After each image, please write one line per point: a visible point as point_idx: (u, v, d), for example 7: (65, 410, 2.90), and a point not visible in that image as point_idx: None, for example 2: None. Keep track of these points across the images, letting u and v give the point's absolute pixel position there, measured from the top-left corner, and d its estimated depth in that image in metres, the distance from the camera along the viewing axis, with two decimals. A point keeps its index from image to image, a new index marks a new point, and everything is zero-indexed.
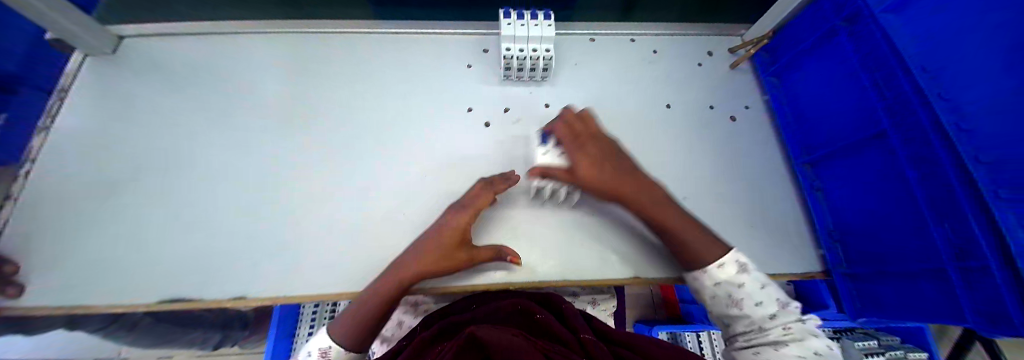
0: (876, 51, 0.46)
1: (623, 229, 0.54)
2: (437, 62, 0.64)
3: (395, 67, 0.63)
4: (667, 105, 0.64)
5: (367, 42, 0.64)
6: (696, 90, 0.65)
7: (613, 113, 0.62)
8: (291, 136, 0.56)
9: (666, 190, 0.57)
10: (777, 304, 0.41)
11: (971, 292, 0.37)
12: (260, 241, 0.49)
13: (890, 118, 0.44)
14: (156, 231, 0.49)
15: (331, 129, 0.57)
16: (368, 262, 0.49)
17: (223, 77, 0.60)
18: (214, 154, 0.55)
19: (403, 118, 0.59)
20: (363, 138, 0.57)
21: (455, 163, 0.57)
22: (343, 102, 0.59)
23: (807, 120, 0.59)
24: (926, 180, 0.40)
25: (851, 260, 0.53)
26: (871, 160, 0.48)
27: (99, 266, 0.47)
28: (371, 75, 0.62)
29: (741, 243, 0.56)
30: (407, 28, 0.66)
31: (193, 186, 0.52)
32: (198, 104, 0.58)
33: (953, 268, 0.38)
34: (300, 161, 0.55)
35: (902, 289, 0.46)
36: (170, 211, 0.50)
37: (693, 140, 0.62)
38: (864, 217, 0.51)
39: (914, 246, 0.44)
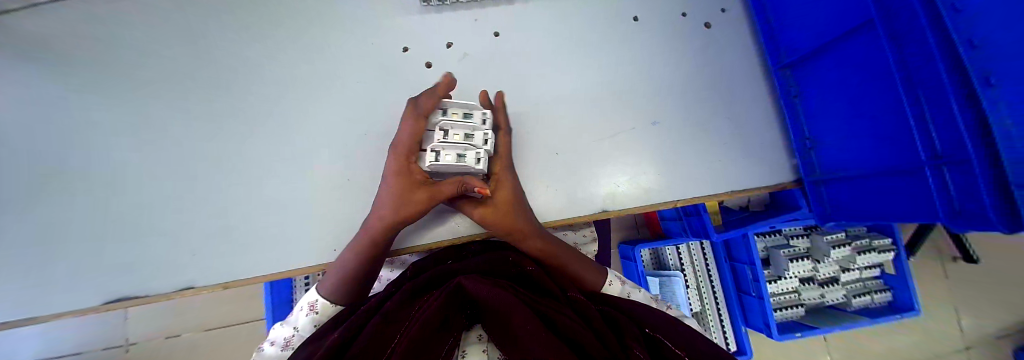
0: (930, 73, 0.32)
1: (588, 188, 0.50)
2: (310, 38, 0.51)
3: (256, 67, 0.50)
4: (652, 122, 0.51)
5: (123, 92, 0.49)
6: (635, 49, 0.53)
7: (700, 136, 0.51)
8: (164, 138, 0.48)
9: (631, 118, 0.51)
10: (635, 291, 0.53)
11: (943, 184, 0.34)
12: (169, 182, 0.47)
13: (919, 117, 0.35)
14: (171, 135, 0.48)
15: (288, 95, 0.49)
16: (305, 192, 0.47)
17: (79, 60, 0.48)
18: (131, 146, 0.48)
19: (272, 150, 0.48)
20: (264, 119, 0.49)
21: (344, 182, 0.48)
22: (201, 132, 0.48)
23: (903, 62, 0.34)
24: (942, 140, 0.33)
25: (824, 165, 0.49)
26: (883, 121, 0.39)
27: (88, 157, 0.47)
28: (241, 95, 0.49)
29: (721, 162, 0.51)
30: (97, 63, 0.49)
31: (179, 164, 0.48)
32: (69, 81, 0.48)
33: (929, 167, 0.35)
34: (215, 132, 0.49)
35: (874, 191, 0.42)
36: (202, 173, 0.48)
37: (644, 81, 0.52)
38: (862, 136, 0.43)
39: (891, 159, 0.40)
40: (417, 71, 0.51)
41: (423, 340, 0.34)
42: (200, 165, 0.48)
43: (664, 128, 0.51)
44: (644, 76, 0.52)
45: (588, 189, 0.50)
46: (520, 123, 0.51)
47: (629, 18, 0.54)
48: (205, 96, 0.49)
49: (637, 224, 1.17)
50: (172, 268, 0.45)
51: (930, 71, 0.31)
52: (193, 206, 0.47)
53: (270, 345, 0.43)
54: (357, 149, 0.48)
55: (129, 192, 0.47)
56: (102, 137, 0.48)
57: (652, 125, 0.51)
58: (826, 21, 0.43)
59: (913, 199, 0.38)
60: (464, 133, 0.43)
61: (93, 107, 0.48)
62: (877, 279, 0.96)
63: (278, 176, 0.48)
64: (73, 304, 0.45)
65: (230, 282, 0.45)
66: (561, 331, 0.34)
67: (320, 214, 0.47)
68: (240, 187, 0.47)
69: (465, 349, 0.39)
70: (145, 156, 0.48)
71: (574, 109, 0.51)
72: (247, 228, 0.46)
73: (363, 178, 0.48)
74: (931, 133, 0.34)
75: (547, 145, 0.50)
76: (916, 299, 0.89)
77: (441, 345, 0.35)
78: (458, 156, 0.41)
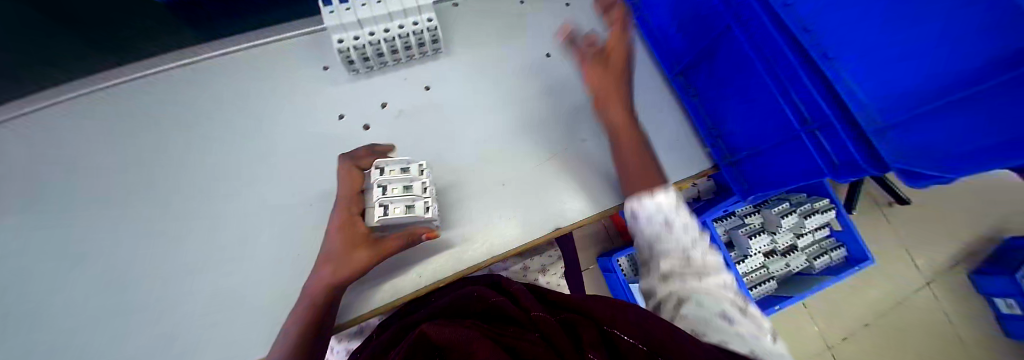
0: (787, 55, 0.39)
1: (537, 211, 0.52)
2: (246, 123, 0.53)
3: (191, 160, 0.50)
4: (581, 139, 0.56)
5: (45, 211, 0.47)
6: (553, 80, 0.59)
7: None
8: (91, 250, 0.46)
9: (562, 139, 0.56)
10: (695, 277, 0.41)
11: (819, 145, 0.40)
12: (97, 297, 0.44)
13: (784, 93, 0.42)
14: (98, 247, 0.46)
15: (227, 180, 0.50)
16: (251, 276, 0.45)
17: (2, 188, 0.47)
18: (53, 267, 0.45)
19: (213, 239, 0.47)
20: (202, 209, 0.48)
21: (293, 256, 0.47)
22: (134, 235, 0.47)
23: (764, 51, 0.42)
24: (806, 108, 0.40)
25: (732, 149, 0.55)
26: (760, 103, 0.47)
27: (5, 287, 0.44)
28: (177, 190, 0.49)
29: None
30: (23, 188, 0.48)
31: (110, 274, 0.45)
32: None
33: (804, 133, 0.41)
34: (150, 232, 0.47)
35: (774, 162, 0.49)
36: (137, 277, 0.45)
37: (567, 106, 0.58)
38: (750, 118, 0.50)
39: (775, 133, 0.46)
40: (355, 134, 0.53)
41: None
42: (137, 269, 0.45)
43: (593, 143, 0.56)
44: (565, 101, 0.58)
45: (541, 211, 0.52)
46: (462, 163, 0.54)
47: (543, 55, 0.61)
48: (139, 198, 0.48)
49: (610, 234, 1.21)
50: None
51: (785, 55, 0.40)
52: (126, 317, 0.44)
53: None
54: (302, 220, 0.48)
55: (49, 318, 0.43)
56: (23, 262, 0.45)
57: (582, 142, 0.56)
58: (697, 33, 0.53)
59: (802, 162, 0.44)
60: (402, 186, 0.42)
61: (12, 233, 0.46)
62: (830, 238, 1.03)
63: (221, 264, 0.46)
64: None
65: None
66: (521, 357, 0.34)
67: (268, 293, 0.45)
68: (181, 284, 0.45)
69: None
70: (69, 275, 0.45)
71: (509, 141, 0.55)
72: (191, 327, 0.43)
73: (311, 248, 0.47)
74: (797, 104, 0.41)
75: (492, 178, 0.53)
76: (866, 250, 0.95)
77: None
78: (405, 207, 0.41)
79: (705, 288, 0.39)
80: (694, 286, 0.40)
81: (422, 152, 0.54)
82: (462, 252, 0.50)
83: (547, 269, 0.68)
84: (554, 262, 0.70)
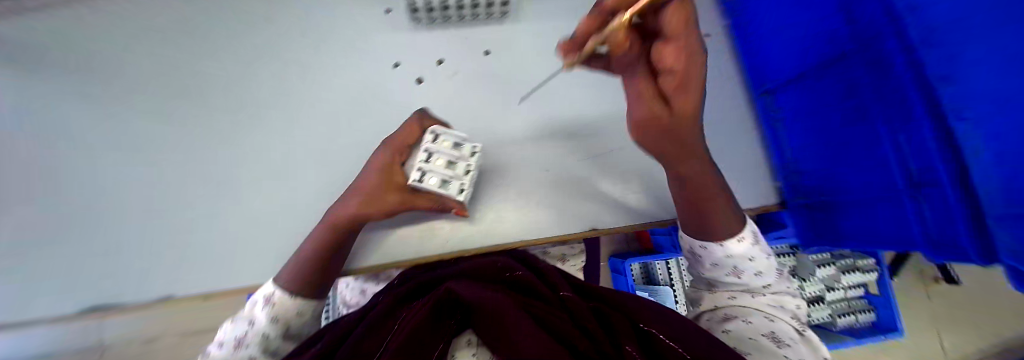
0: (907, 101, 0.35)
1: (579, 205, 0.51)
2: (309, 51, 0.52)
3: (252, 78, 0.50)
4: None
5: (117, 99, 0.49)
6: None
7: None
8: (154, 146, 0.48)
9: (621, 137, 0.53)
10: (766, 316, 0.40)
11: (921, 210, 0.36)
12: (153, 190, 0.46)
13: (894, 142, 0.37)
14: (162, 143, 0.48)
15: (284, 105, 0.50)
16: (294, 203, 0.47)
17: (76, 65, 0.48)
18: (118, 152, 0.47)
19: (264, 160, 0.48)
20: (257, 128, 0.49)
21: (335, 193, 0.48)
22: (193, 140, 0.48)
23: (883, 90, 0.38)
24: (916, 166, 0.35)
25: (805, 188, 0.50)
26: (857, 147, 0.42)
27: (72, 160, 0.46)
28: (237, 105, 0.50)
29: None
30: (90, 68, 0.49)
31: (169, 171, 0.47)
32: (64, 86, 0.48)
33: (907, 193, 0.37)
34: (209, 139, 0.48)
35: (855, 213, 0.44)
36: (193, 180, 0.47)
37: None
38: (837, 160, 0.45)
39: (866, 182, 0.42)
40: (412, 86, 0.52)
41: (419, 343, 0.36)
42: (194, 173, 0.47)
43: None
44: None
45: (585, 207, 0.50)
46: (513, 139, 0.52)
47: None
48: (201, 104, 0.49)
49: (626, 239, 1.18)
50: (152, 277, 0.44)
51: (904, 102, 0.35)
52: (178, 215, 0.46)
53: (220, 345, 0.36)
54: (352, 159, 0.49)
55: (106, 199, 0.45)
56: (92, 142, 0.47)
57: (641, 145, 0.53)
58: (807, 51, 0.47)
59: (891, 222, 0.40)
60: (447, 160, 0.38)
61: (84, 110, 0.48)
62: (861, 299, 0.97)
63: (269, 186, 0.47)
64: (39, 316, 0.42)
65: (211, 292, 0.44)
66: (555, 331, 0.38)
67: (308, 222, 0.46)
68: (227, 195, 0.46)
69: (455, 352, 0.41)
70: (132, 162, 0.47)
71: (565, 126, 0.53)
72: (232, 237, 0.45)
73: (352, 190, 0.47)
74: (906, 161, 0.36)
75: (539, 161, 0.51)
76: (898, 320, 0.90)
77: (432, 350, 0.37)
78: (442, 181, 0.38)
79: (772, 332, 0.38)
80: (760, 329, 0.39)
81: (475, 118, 0.52)
82: (497, 228, 0.50)
83: (568, 258, 0.68)
84: (574, 254, 0.69)
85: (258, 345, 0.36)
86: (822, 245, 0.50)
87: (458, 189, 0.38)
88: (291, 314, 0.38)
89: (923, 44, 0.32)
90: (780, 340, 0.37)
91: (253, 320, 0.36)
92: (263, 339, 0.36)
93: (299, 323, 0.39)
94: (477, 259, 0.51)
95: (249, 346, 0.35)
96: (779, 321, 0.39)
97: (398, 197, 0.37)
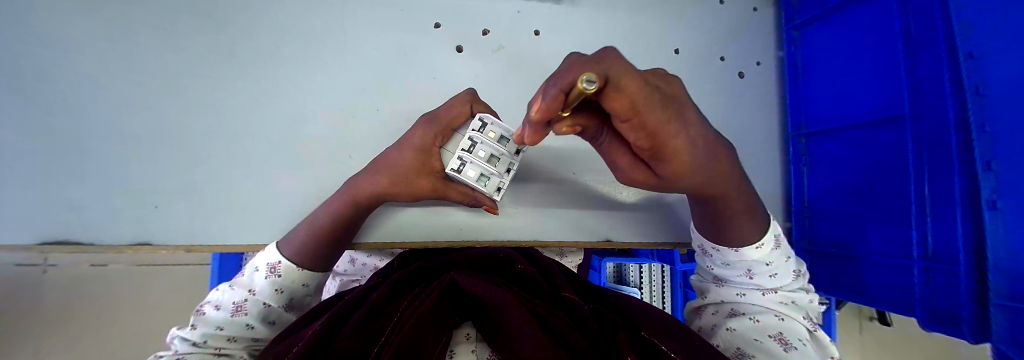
0: (946, 179, 0.36)
1: None
2: None
3: (266, 2, 0.43)
4: None
5: None
6: None
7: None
8: (128, 58, 0.39)
9: None
10: (774, 316, 0.38)
11: (927, 283, 0.38)
12: (128, 113, 0.39)
13: (920, 214, 0.39)
14: (142, 58, 0.39)
15: (302, 43, 0.43)
16: (304, 158, 0.42)
17: None
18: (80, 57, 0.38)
19: (272, 103, 0.42)
20: (266, 64, 0.42)
21: (351, 154, 0.43)
22: (183, 62, 0.40)
23: (923, 162, 0.38)
24: (936, 241, 0.37)
25: (815, 236, 0.52)
26: (883, 209, 0.43)
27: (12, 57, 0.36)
28: (243, 30, 0.42)
29: None
30: None
31: (148, 95, 0.39)
32: None
33: (917, 266, 0.39)
34: (204, 65, 0.41)
35: (857, 270, 0.46)
36: (182, 111, 0.40)
37: None
38: (853, 217, 0.47)
39: (881, 244, 0.43)
40: (450, 51, 0.47)
41: (418, 335, 0.31)
42: (182, 102, 0.40)
43: None
44: None
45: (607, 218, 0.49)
46: None
47: (670, 50, 0.54)
48: (196, 21, 0.41)
49: None
50: (124, 219, 0.37)
51: (944, 178, 0.36)
52: (159, 148, 0.39)
53: (215, 309, 0.32)
54: (373, 121, 0.44)
55: (63, 114, 0.37)
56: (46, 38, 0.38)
57: None
58: (860, 105, 0.46)
59: (892, 287, 0.42)
60: (490, 153, 0.35)
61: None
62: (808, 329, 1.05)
63: (276, 134, 0.42)
64: None
65: (195, 244, 0.39)
66: (557, 337, 0.32)
67: (319, 183, 0.42)
68: (225, 139, 0.40)
69: (453, 347, 0.36)
70: (92, 73, 0.38)
71: None
72: (230, 187, 0.40)
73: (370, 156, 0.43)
74: (927, 233, 0.38)
75: (566, 164, 0.54)
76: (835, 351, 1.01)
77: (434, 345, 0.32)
78: (479, 175, 0.35)
79: (779, 332, 0.36)
80: (768, 329, 0.37)
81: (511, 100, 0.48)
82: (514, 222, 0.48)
83: (566, 255, 0.67)
84: (573, 252, 0.69)
85: (259, 313, 0.34)
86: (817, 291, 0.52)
87: (494, 188, 0.36)
88: (295, 284, 0.37)
89: (978, 129, 0.33)
90: (788, 342, 0.35)
91: (258, 289, 0.34)
92: (265, 307, 0.34)
93: (301, 293, 0.38)
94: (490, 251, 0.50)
95: (248, 313, 0.33)
96: (788, 324, 0.37)
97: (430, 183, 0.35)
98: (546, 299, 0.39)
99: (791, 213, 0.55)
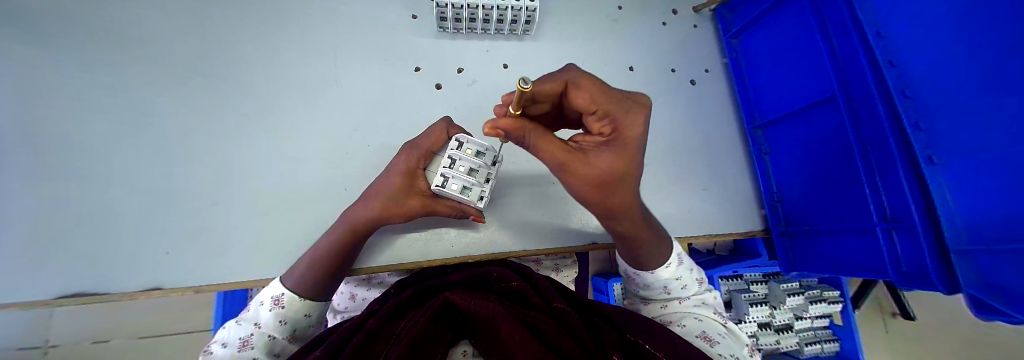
0: (882, 144, 0.40)
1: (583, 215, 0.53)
2: (330, 46, 0.52)
3: (269, 68, 0.50)
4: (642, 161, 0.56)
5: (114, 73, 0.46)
6: None
7: (685, 181, 0.57)
8: (150, 125, 0.45)
9: None
10: (692, 319, 0.40)
11: (892, 244, 0.40)
12: (144, 171, 0.43)
13: (871, 181, 0.42)
14: (160, 123, 0.45)
15: (300, 97, 0.50)
16: (303, 195, 0.46)
17: (76, 34, 0.46)
18: (111, 125, 0.44)
19: (273, 150, 0.47)
20: (268, 116, 0.48)
21: (345, 187, 0.47)
22: (196, 123, 0.46)
23: (861, 133, 0.42)
24: (889, 203, 0.40)
25: (790, 217, 0.54)
26: (841, 183, 0.46)
27: (52, 133, 0.42)
28: (248, 91, 0.48)
29: (700, 205, 0.57)
30: (93, 41, 0.46)
31: (164, 154, 0.44)
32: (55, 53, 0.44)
33: (880, 228, 0.41)
34: (214, 123, 0.46)
35: (832, 245, 0.48)
36: (194, 164, 0.45)
37: None
38: (817, 194, 0.50)
39: (845, 214, 0.46)
40: (429, 89, 0.53)
41: (413, 354, 0.33)
42: (192, 156, 0.45)
43: (652, 168, 0.56)
44: None
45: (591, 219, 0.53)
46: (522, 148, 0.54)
47: (625, 67, 0.61)
48: (209, 88, 0.48)
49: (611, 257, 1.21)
50: (136, 267, 0.40)
51: (881, 144, 0.40)
52: (171, 199, 0.43)
53: (223, 346, 0.33)
54: (365, 156, 0.49)
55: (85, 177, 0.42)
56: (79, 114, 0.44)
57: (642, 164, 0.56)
58: (799, 94, 0.52)
59: (865, 255, 0.44)
60: (470, 167, 0.39)
61: (71, 80, 0.44)
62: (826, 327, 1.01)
63: (277, 177, 0.46)
64: None
65: (200, 285, 0.41)
66: (545, 343, 0.34)
67: (317, 216, 0.46)
68: (231, 184, 0.45)
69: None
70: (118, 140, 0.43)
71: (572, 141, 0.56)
72: (234, 229, 0.44)
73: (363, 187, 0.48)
74: (881, 196, 0.41)
75: (546, 177, 0.58)
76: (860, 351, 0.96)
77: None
78: (462, 188, 0.39)
79: (703, 332, 0.38)
80: (692, 331, 0.38)
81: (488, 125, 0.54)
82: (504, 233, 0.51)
83: (561, 269, 0.69)
84: (568, 265, 0.70)
85: (264, 346, 0.35)
86: (801, 272, 0.53)
87: (477, 198, 0.39)
88: (298, 315, 0.38)
89: (901, 96, 0.37)
90: (711, 339, 0.37)
91: (263, 321, 0.36)
92: (270, 339, 0.35)
93: (304, 324, 0.39)
94: (487, 270, 0.51)
95: (254, 346, 0.34)
96: (708, 327, 0.39)
97: (421, 200, 0.39)
98: (538, 309, 0.40)
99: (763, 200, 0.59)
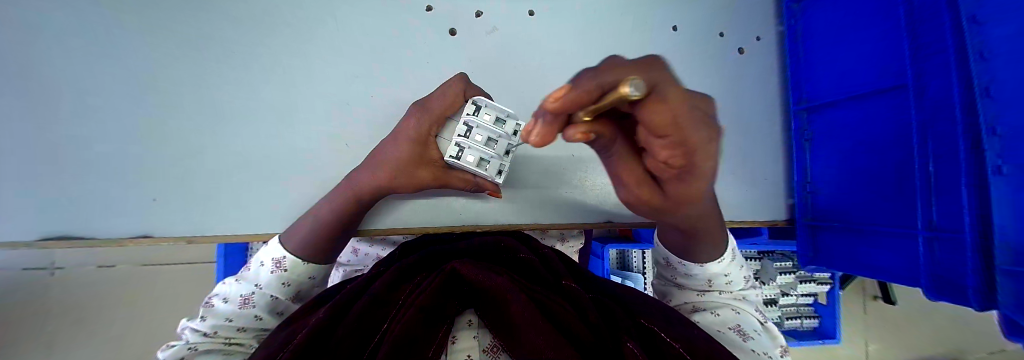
0: (950, 146, 0.34)
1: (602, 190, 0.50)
2: None
3: None
4: None
5: None
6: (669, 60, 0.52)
7: None
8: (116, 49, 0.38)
9: None
10: (730, 311, 0.38)
11: (933, 252, 0.37)
12: (116, 106, 0.38)
13: (925, 183, 0.38)
14: (129, 50, 0.39)
15: (292, 30, 0.42)
16: (301, 146, 0.42)
17: None
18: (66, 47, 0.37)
19: (263, 92, 0.41)
20: (256, 52, 0.41)
21: (348, 141, 0.43)
22: (170, 52, 0.40)
23: (928, 130, 0.37)
24: (941, 209, 0.36)
25: (820, 210, 0.52)
26: (889, 180, 0.43)
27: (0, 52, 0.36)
28: (230, 18, 0.41)
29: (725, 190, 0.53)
30: None
31: (138, 86, 0.39)
32: None
33: (922, 235, 0.38)
34: (192, 55, 0.40)
35: (864, 243, 0.46)
36: (173, 102, 0.39)
37: None
38: (858, 190, 0.46)
39: (885, 213, 0.43)
40: (442, 33, 0.46)
41: (419, 321, 0.31)
42: (171, 92, 0.39)
43: None
44: None
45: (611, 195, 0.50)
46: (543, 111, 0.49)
47: (668, 26, 0.53)
48: (184, 10, 0.40)
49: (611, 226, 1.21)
50: (121, 212, 0.37)
51: (948, 146, 0.35)
52: (152, 141, 0.38)
53: (223, 301, 0.32)
54: (369, 107, 0.44)
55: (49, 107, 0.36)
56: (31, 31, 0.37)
57: None
58: (864, 75, 0.45)
59: (899, 257, 0.42)
60: (488, 136, 0.35)
61: None
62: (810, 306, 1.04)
63: (270, 123, 0.41)
64: None
65: (194, 236, 0.39)
66: (559, 323, 0.32)
67: (318, 170, 0.42)
68: (219, 129, 0.40)
69: (455, 334, 0.35)
70: (76, 65, 0.37)
71: None
72: (225, 179, 0.40)
73: (368, 142, 0.43)
74: (932, 201, 0.37)
75: (565, 147, 0.53)
76: (837, 328, 0.99)
77: (435, 332, 0.31)
78: (479, 160, 0.35)
79: (739, 326, 0.36)
80: (727, 321, 0.37)
81: (507, 82, 0.47)
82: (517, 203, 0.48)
83: (567, 239, 0.67)
84: (575, 236, 0.69)
85: (267, 304, 0.34)
86: (822, 266, 0.52)
87: (496, 173, 0.35)
88: (301, 277, 0.36)
89: (982, 94, 0.31)
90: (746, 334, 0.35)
91: (265, 281, 0.34)
92: (273, 299, 0.34)
93: (307, 286, 0.38)
94: (498, 239, 0.49)
95: (256, 304, 0.33)
96: (744, 322, 0.37)
97: (432, 172, 0.35)
98: (549, 285, 0.39)
99: (794, 190, 0.56)
